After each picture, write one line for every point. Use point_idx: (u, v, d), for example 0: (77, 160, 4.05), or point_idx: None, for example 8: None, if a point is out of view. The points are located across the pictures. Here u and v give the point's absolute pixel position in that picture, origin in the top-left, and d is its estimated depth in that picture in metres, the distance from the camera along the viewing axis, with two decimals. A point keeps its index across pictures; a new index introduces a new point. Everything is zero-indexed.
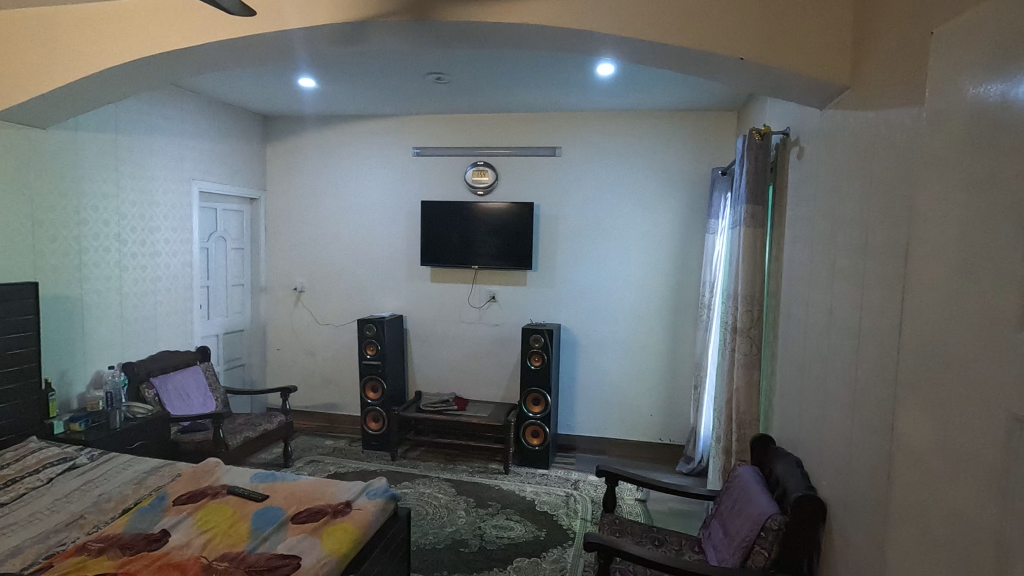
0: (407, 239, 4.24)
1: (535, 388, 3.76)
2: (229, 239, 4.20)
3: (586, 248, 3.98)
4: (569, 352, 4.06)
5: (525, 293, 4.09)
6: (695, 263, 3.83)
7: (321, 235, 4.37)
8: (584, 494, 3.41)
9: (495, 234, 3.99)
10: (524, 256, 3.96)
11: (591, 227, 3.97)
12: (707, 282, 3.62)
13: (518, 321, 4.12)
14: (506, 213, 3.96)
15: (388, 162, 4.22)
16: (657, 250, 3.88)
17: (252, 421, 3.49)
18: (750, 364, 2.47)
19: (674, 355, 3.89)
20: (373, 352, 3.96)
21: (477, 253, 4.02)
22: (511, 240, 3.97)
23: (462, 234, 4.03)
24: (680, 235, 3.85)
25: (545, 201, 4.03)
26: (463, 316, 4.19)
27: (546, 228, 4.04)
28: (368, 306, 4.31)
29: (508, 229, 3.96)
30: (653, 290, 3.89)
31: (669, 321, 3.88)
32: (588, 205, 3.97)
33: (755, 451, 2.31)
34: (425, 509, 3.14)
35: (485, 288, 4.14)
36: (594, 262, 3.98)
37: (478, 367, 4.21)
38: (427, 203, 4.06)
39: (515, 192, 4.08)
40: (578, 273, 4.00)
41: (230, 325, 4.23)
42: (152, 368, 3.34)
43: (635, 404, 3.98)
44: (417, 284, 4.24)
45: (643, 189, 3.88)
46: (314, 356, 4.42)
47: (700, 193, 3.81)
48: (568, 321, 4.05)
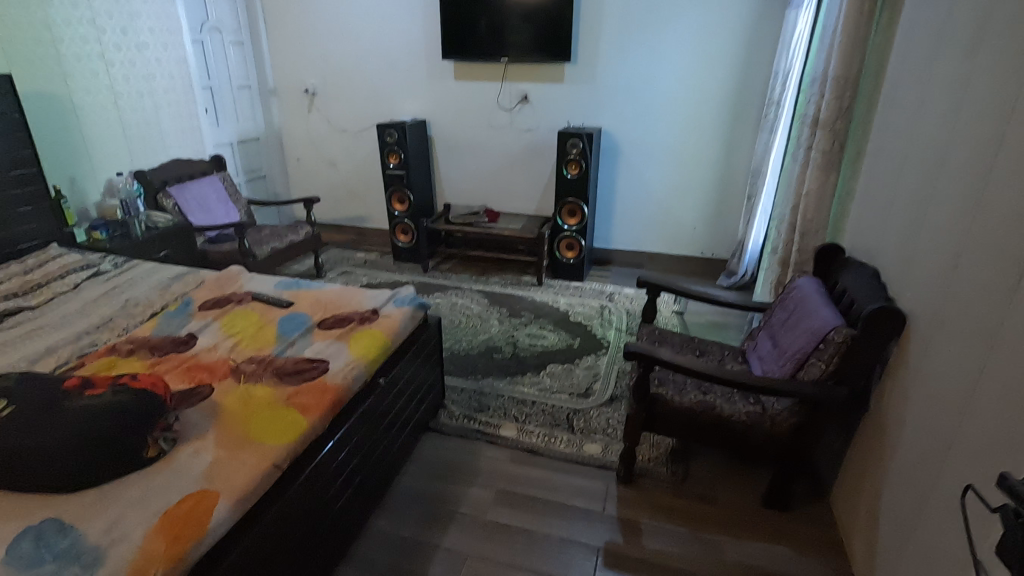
0: (426, 28, 3.63)
1: (571, 199, 3.48)
2: (225, 31, 3.69)
3: (636, 33, 3.35)
4: (609, 161, 3.69)
5: (562, 93, 3.59)
6: (766, 51, 3.20)
7: (327, 26, 3.79)
8: (619, 307, 3.33)
9: (529, 18, 3.37)
10: (562, 46, 3.38)
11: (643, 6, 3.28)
12: (780, 72, 3.05)
13: (553, 126, 3.69)
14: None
15: None
16: (722, 36, 3.23)
17: (277, 232, 3.39)
18: (830, 165, 2.09)
19: (729, 162, 3.48)
20: (396, 161, 3.67)
21: (507, 42, 3.45)
22: (546, 25, 3.35)
23: (489, 18, 3.42)
24: (753, 14, 3.15)
25: None
26: (492, 121, 3.77)
27: (588, 10, 3.37)
28: (388, 110, 3.90)
29: (544, 10, 3.32)
30: (713, 85, 3.34)
31: (727, 123, 3.40)
32: None
33: (820, 262, 2.06)
34: (458, 318, 3.13)
35: (516, 87, 3.64)
36: (644, 51, 3.37)
37: (509, 178, 3.91)
38: None
39: None
40: (624, 67, 3.44)
41: (244, 134, 3.93)
42: (166, 177, 3.16)
43: (679, 217, 3.71)
44: (440, 83, 3.75)
45: None
46: (336, 167, 4.17)
47: None
48: (610, 124, 3.60)
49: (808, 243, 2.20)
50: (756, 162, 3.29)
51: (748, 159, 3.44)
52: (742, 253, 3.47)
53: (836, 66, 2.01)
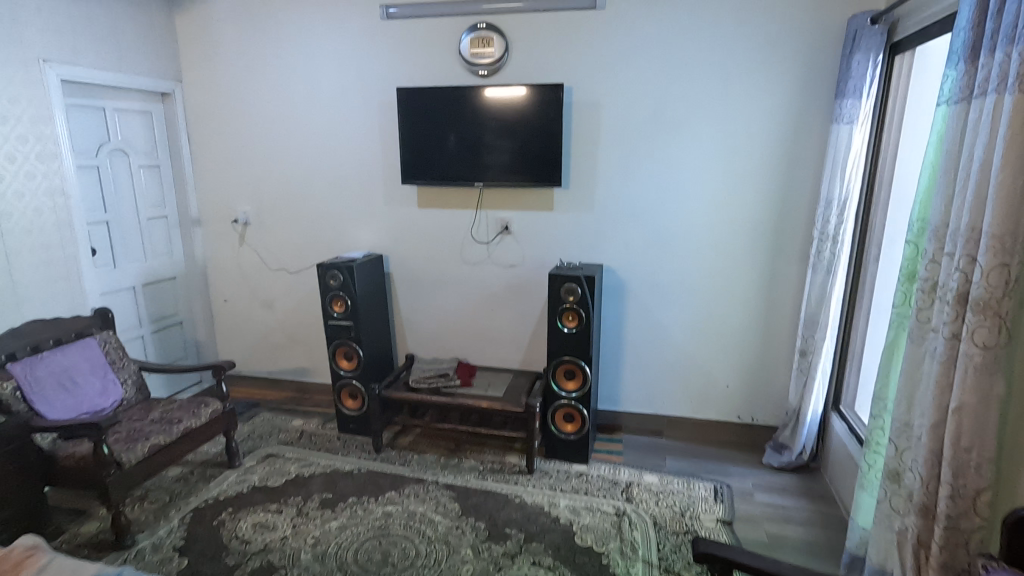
0: (382, 146, 2.97)
1: (569, 358, 2.66)
2: (134, 153, 2.98)
3: (641, 152, 2.71)
4: (613, 303, 2.92)
5: (551, 222, 2.89)
6: (806, 173, 2.57)
7: (265, 144, 3.12)
8: (643, 512, 2.39)
9: (508, 134, 2.72)
10: (551, 166, 2.71)
11: (648, 120, 2.67)
12: (833, 201, 2.39)
13: (542, 261, 2.94)
14: (522, 102, 2.66)
15: (349, 28, 2.86)
16: (751, 155, 2.61)
17: (168, 416, 2.46)
18: (997, 367, 1.29)
19: (768, 305, 2.73)
20: (341, 309, 2.86)
21: (483, 163, 2.79)
22: (531, 142, 2.70)
23: (460, 135, 2.77)
24: (786, 127, 2.55)
25: (582, 81, 2.70)
26: (465, 254, 3.02)
27: (581, 124, 2.74)
28: (336, 243, 3.15)
29: (527, 125, 2.69)
30: (742, 212, 2.67)
31: (762, 258, 2.69)
32: (646, 85, 2.64)
33: (1018, 544, 1.19)
34: (415, 549, 2.15)
35: (494, 215, 2.94)
36: (653, 173, 2.72)
37: (487, 324, 3.09)
38: (408, 90, 2.77)
39: (536, 69, 2.74)
40: (629, 191, 2.77)
41: (153, 274, 3.13)
42: (13, 348, 2.29)
43: (707, 372, 2.89)
44: (401, 210, 3.03)
45: (731, 58, 2.54)
46: (271, 310, 3.34)
47: (825, 59, 2.46)
48: (613, 259, 2.87)
49: (967, 486, 1.35)
50: (810, 309, 2.54)
51: (794, 303, 2.71)
52: (797, 426, 2.64)
53: (991, 217, 1.25)
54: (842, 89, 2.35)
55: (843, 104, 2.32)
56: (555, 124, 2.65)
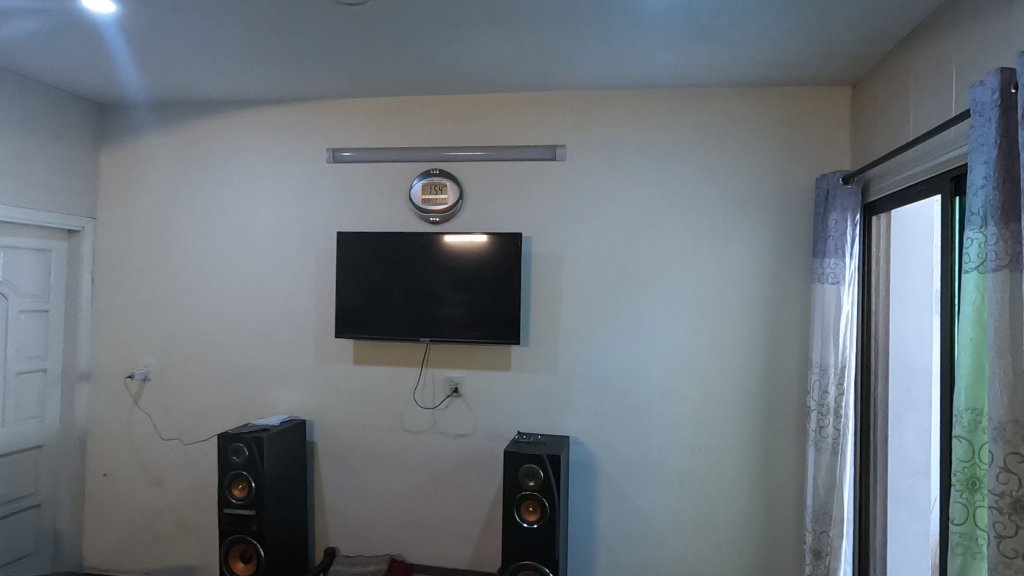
0: (317, 294, 2.61)
1: (530, 563, 2.08)
2: (16, 296, 2.52)
3: (609, 308, 2.43)
4: (582, 484, 2.42)
5: (509, 384, 2.49)
6: (791, 335, 2.32)
7: (182, 288, 2.71)
8: None
9: (460, 285, 2.41)
10: (509, 321, 2.38)
11: (615, 275, 2.43)
12: (828, 368, 2.10)
13: (497, 430, 2.48)
14: (477, 250, 2.40)
15: (292, 171, 2.66)
16: (729, 314, 2.36)
17: None
18: None
19: (764, 488, 2.31)
20: (242, 493, 2.26)
21: (431, 316, 2.44)
22: (486, 295, 2.40)
23: (407, 285, 2.46)
24: (763, 286, 2.34)
25: (542, 231, 2.48)
26: (405, 421, 2.53)
27: (541, 277, 2.48)
28: (251, 405, 2.63)
29: (482, 276, 2.40)
30: (725, 377, 2.36)
31: (751, 431, 2.33)
32: (610, 238, 2.44)
33: None
34: None
35: (442, 375, 2.52)
36: (623, 331, 2.42)
37: (430, 509, 2.51)
38: (350, 235, 2.49)
39: (492, 217, 2.53)
40: (597, 351, 2.43)
41: (9, 443, 2.49)
42: None
43: (700, 573, 2.34)
44: (332, 367, 2.58)
45: (699, 213, 2.39)
46: (161, 488, 2.68)
47: (796, 217, 2.33)
48: (581, 431, 2.43)
49: None
50: (818, 497, 2.12)
51: (795, 485, 2.29)
52: None
53: None
54: (820, 248, 2.18)
55: (825, 263, 2.14)
56: (514, 276, 2.37)
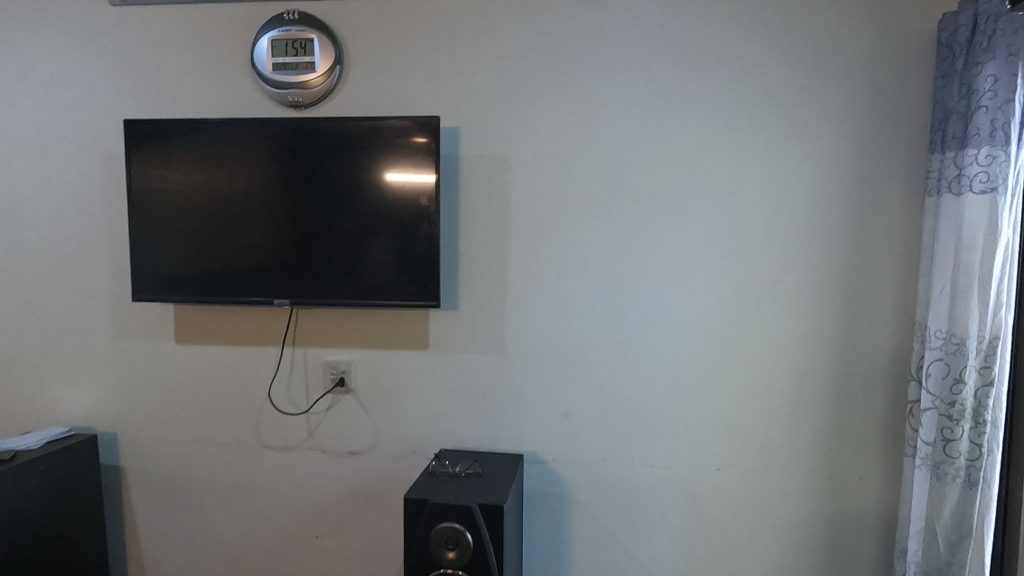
0: (107, 230, 1.57)
1: None
2: None
3: (589, 247, 1.48)
4: (544, 524, 1.54)
5: (426, 373, 1.54)
6: (881, 287, 1.42)
7: None
8: None
9: (342, 211, 1.45)
10: (421, 271, 1.44)
11: (598, 194, 1.47)
12: (963, 339, 1.22)
13: (411, 445, 1.56)
14: (367, 149, 1.43)
15: (48, 17, 1.55)
16: (783, 255, 1.44)
17: None
18: None
19: (829, 527, 1.47)
20: None
21: (293, 263, 1.48)
22: (385, 228, 1.44)
23: (252, 211, 1.48)
24: (839, 206, 1.42)
25: (476, 121, 1.49)
26: (264, 433, 1.58)
27: (476, 196, 1.50)
28: (14, 412, 1.63)
29: (376, 195, 1.43)
30: (772, 355, 1.46)
31: (812, 440, 1.47)
32: (591, 129, 1.46)
33: None
34: None
35: (320, 359, 1.56)
36: (611, 284, 1.48)
37: (308, 567, 1.61)
38: (151, 125, 1.47)
39: (392, 99, 1.51)
40: (569, 317, 1.50)
41: None
42: None
43: None
44: (142, 350, 1.59)
45: (738, 85, 1.42)
46: None
47: (901, 89, 1.38)
48: (544, 443, 1.53)
49: None
50: (931, 554, 1.28)
51: (878, 520, 1.45)
52: None
53: None
54: (953, 134, 1.26)
55: (964, 159, 1.22)
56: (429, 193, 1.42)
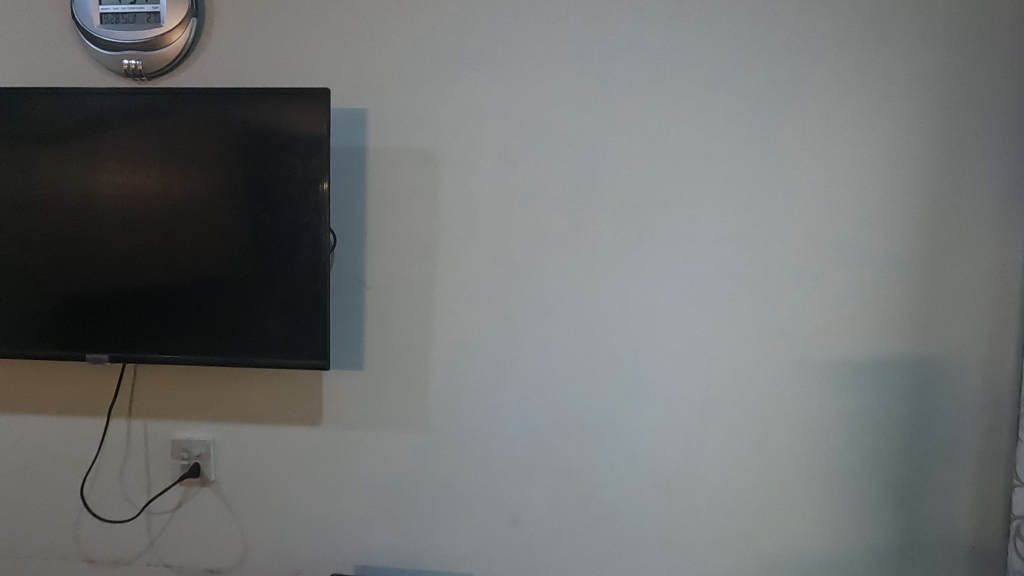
0: None
1: None
2: None
3: (552, 284, 1.04)
4: None
5: (318, 459, 1.08)
6: (963, 345, 1.00)
7: None
8: None
9: (188, 222, 0.99)
10: (309, 313, 0.98)
11: (564, 207, 1.03)
12: None
13: (294, 561, 1.09)
14: (225, 131, 0.97)
15: None
16: (826, 300, 1.01)
17: None
18: None
19: None
20: None
21: (134, 298, 1.01)
22: (270, 251, 0.98)
23: (57, 219, 1.01)
24: (906, 229, 0.99)
25: (391, 101, 1.04)
26: (86, 540, 1.11)
27: (391, 209, 1.05)
28: None
29: (237, 200, 0.98)
30: (808, 440, 1.03)
31: (861, 560, 1.04)
32: (554, 115, 1.02)
33: None
34: None
35: (166, 437, 1.09)
36: (581, 336, 1.04)
37: None
38: None
39: (273, 66, 1.06)
40: (521, 382, 1.05)
41: None
42: None
43: None
44: None
45: (765, 54, 0.99)
46: None
47: (999, 64, 0.96)
48: (483, 560, 1.07)
49: None
50: None
51: None
52: None
53: None
54: None
55: None
56: (317, 198, 0.97)
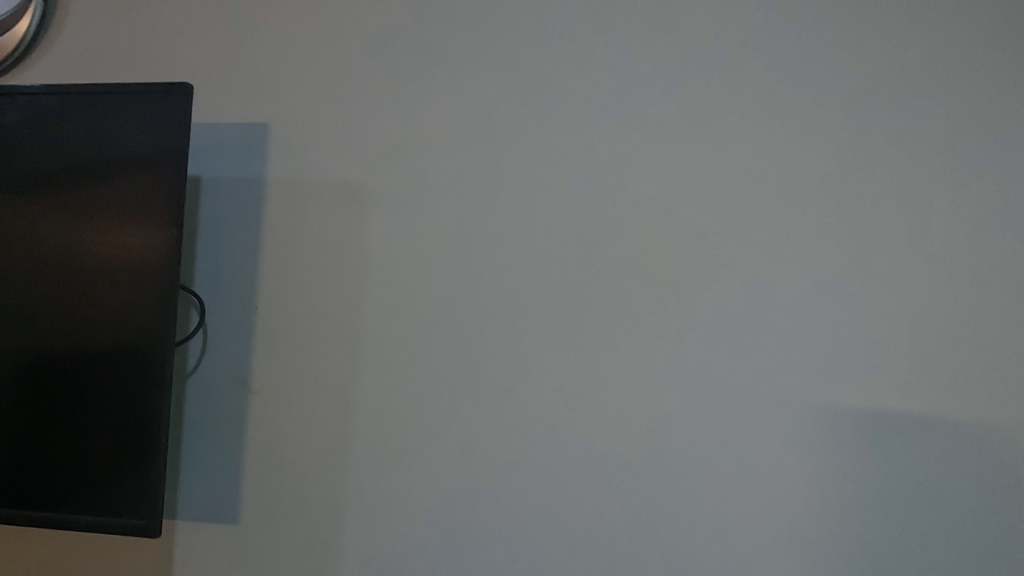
0: None
1: None
2: None
3: (545, 397, 0.65)
4: None
5: None
6: None
7: None
8: None
9: (16, 292, 0.61)
10: (141, 447, 0.58)
11: (565, 275, 0.65)
12: None
13: None
14: (37, 146, 0.62)
15: None
16: (979, 438, 0.62)
17: None
18: None
19: None
20: None
21: None
22: (95, 339, 0.59)
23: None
24: None
25: (307, 112, 0.69)
26: None
27: (297, 272, 0.68)
28: None
29: (67, 257, 0.61)
30: None
31: None
32: (553, 137, 0.67)
33: None
34: None
35: None
36: (591, 482, 0.64)
37: None
38: None
39: (138, 62, 0.72)
40: (489, 559, 0.64)
41: None
42: None
43: None
44: None
45: (865, 54, 0.65)
46: None
47: None
48: None
49: None
50: None
51: None
52: None
53: None
54: None
55: None
56: (169, 255, 0.59)
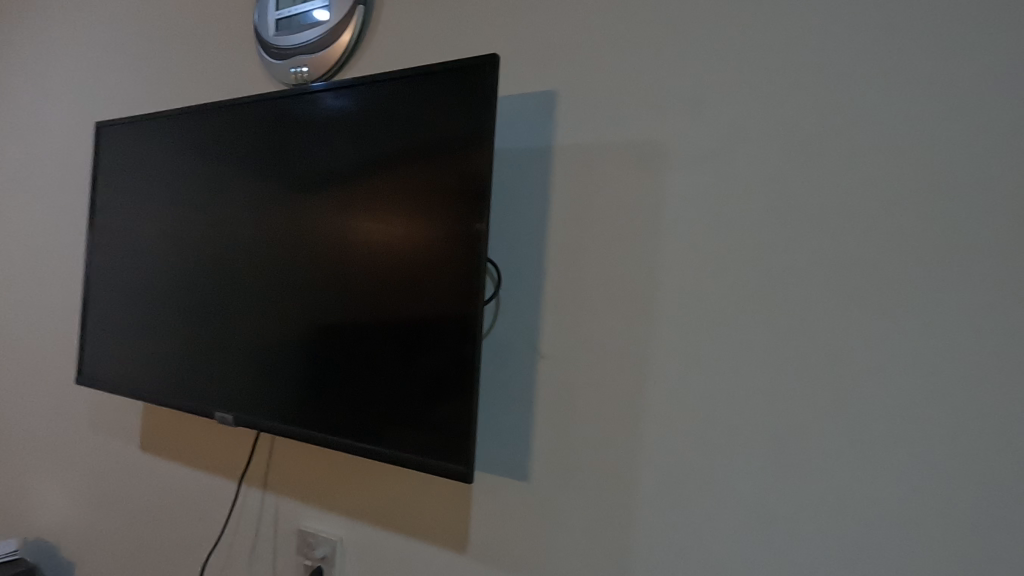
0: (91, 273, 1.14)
1: None
2: None
3: (889, 385, 0.53)
4: None
5: None
6: None
7: None
8: None
9: (360, 258, 0.71)
10: (456, 399, 0.63)
11: (919, 236, 0.52)
12: None
13: None
14: (375, 131, 0.71)
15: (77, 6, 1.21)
16: None
17: None
18: None
19: None
20: None
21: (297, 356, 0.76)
22: (420, 298, 0.66)
23: (220, 248, 0.86)
24: None
25: (597, 74, 0.67)
26: None
27: (586, 240, 0.67)
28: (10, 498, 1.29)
29: (396, 225, 0.68)
30: None
31: None
32: (903, 66, 0.54)
33: None
34: None
35: (297, 522, 0.86)
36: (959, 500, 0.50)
37: None
38: (123, 124, 1.00)
39: (443, 47, 0.78)
40: (806, 565, 0.55)
41: None
42: None
43: None
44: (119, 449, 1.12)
45: None
46: None
47: None
48: None
49: None
50: None
51: None
52: None
53: None
54: None
55: None
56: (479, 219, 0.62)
